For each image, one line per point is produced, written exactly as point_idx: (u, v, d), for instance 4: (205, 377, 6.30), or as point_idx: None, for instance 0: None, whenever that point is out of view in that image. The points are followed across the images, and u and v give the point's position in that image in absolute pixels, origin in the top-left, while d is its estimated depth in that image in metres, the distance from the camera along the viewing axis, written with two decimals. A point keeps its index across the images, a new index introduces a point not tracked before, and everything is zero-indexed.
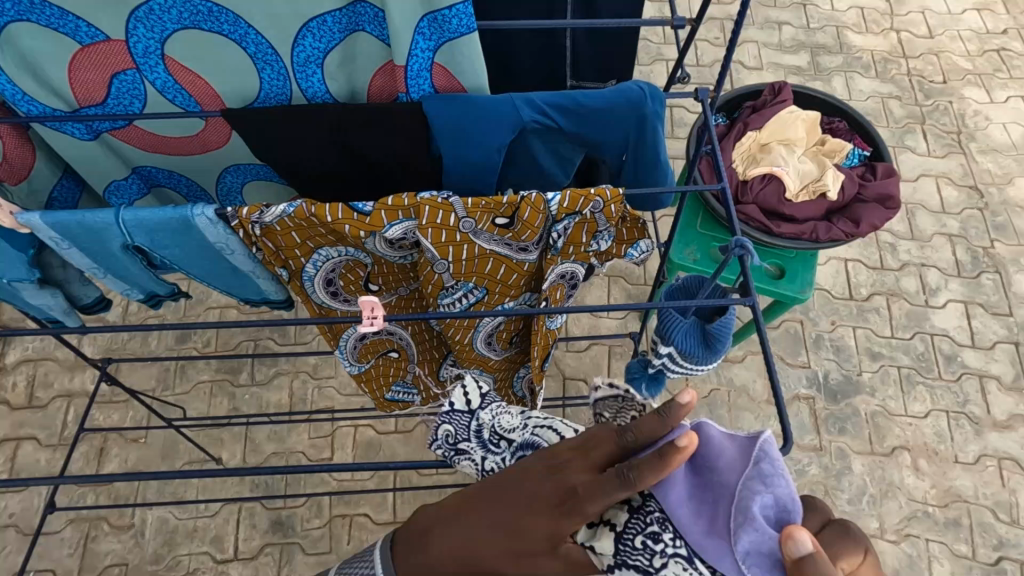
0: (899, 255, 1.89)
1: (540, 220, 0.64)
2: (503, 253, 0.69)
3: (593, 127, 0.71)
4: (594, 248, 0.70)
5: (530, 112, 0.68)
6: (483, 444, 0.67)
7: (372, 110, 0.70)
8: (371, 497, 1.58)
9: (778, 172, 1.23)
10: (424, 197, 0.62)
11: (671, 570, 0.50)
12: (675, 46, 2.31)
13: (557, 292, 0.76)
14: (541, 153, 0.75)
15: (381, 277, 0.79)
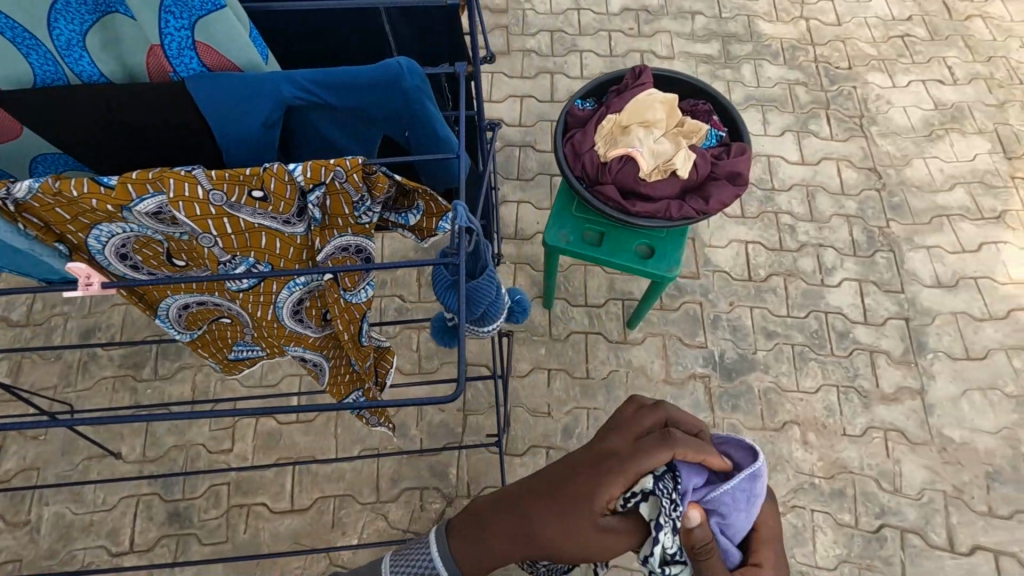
0: (798, 237, 1.94)
1: (289, 190, 0.66)
2: (272, 226, 0.71)
3: (366, 102, 0.73)
4: (364, 220, 0.73)
5: (291, 89, 0.70)
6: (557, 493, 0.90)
7: (152, 90, 0.70)
8: (269, 486, 1.60)
9: (633, 153, 1.27)
10: (168, 170, 0.63)
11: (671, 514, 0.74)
12: (590, 37, 2.35)
13: (347, 265, 0.79)
14: (325, 127, 0.78)
15: (183, 255, 0.81)
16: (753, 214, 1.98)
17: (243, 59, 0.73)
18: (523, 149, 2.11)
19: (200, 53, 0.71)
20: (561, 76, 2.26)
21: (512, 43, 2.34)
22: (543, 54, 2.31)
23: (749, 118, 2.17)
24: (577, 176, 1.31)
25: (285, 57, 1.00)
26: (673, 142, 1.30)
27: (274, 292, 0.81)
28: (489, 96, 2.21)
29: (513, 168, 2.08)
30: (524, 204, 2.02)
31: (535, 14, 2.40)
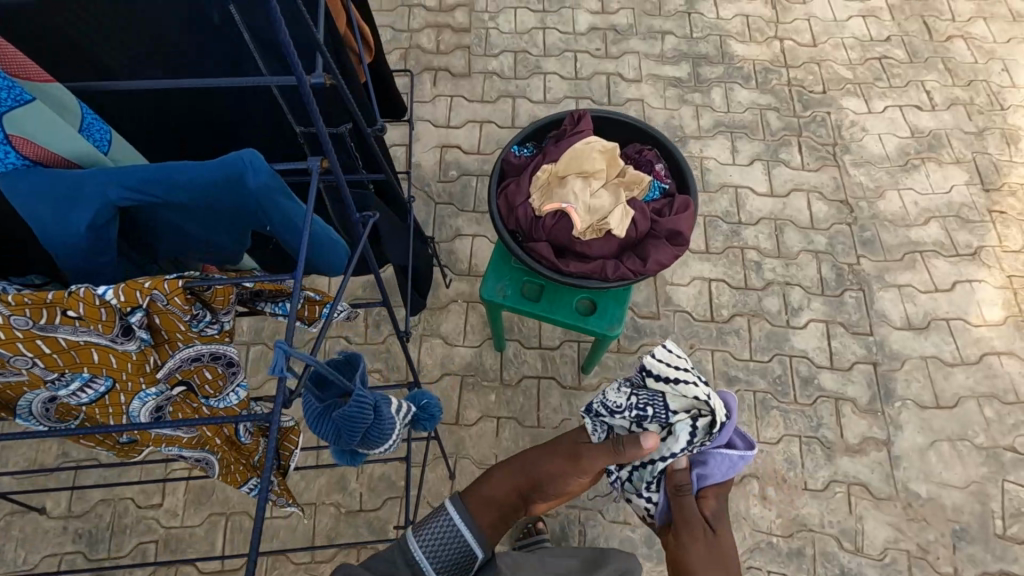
0: (764, 274, 1.86)
1: (104, 314, 0.58)
2: (101, 345, 0.62)
3: (212, 198, 0.65)
4: (211, 330, 0.66)
5: (118, 191, 0.61)
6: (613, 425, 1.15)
7: None
8: (199, 545, 1.53)
9: (568, 208, 1.18)
10: None
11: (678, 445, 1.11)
12: (555, 59, 2.25)
13: (206, 372, 0.71)
14: (174, 223, 0.68)
15: None
16: (718, 250, 1.89)
17: (71, 150, 0.63)
18: (480, 179, 2.03)
19: (16, 146, 0.59)
20: (523, 100, 2.17)
21: (473, 64, 2.25)
22: (505, 76, 2.22)
23: (717, 146, 2.08)
24: (510, 229, 1.23)
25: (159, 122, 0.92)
26: (613, 194, 1.21)
27: (124, 404, 0.70)
28: (447, 121, 2.12)
29: (469, 199, 1.99)
30: (479, 238, 1.93)
31: (498, 34, 2.31)
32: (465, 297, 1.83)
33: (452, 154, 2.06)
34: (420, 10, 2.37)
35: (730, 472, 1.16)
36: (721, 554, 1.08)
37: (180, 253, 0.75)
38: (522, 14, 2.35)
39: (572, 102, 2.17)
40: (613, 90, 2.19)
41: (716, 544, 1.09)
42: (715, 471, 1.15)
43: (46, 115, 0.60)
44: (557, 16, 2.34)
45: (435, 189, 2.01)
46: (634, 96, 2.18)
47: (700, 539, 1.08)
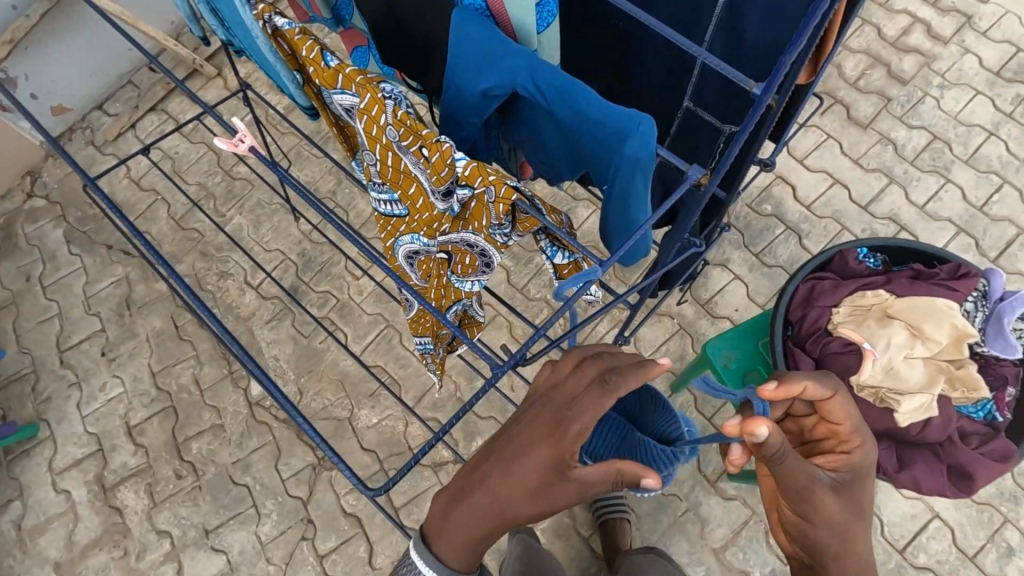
0: (1005, 567, 1.44)
1: (470, 250, 0.73)
2: (469, 237, 0.70)
3: (607, 139, 0.62)
4: (489, 260, 0.74)
5: (550, 104, 0.64)
6: (983, 332, 0.99)
7: (485, 32, 0.64)
8: (360, 326, 1.79)
9: (866, 352, 0.97)
10: (439, 142, 0.60)
11: (978, 305, 0.99)
12: (973, 171, 1.82)
13: (468, 262, 0.76)
14: (551, 151, 0.73)
15: (387, 174, 0.71)
16: (974, 497, 1.49)
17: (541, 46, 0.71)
18: (787, 232, 1.80)
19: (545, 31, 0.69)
20: (899, 189, 1.82)
21: (879, 119, 1.91)
22: (902, 153, 1.86)
23: None
24: (788, 318, 1.07)
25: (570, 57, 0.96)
26: (927, 375, 0.97)
27: (434, 261, 0.80)
28: (804, 157, 1.88)
29: (761, 242, 1.79)
30: (739, 283, 1.76)
31: (933, 106, 1.91)
32: (681, 321, 1.72)
33: (781, 190, 1.84)
34: (872, 31, 2.03)
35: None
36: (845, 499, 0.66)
37: (529, 149, 0.78)
38: (978, 103, 1.90)
39: (951, 227, 1.76)
40: (1012, 251, 1.72)
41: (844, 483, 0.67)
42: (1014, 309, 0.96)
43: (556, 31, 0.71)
44: (1017, 131, 1.85)
45: (738, 210, 1.83)
46: None
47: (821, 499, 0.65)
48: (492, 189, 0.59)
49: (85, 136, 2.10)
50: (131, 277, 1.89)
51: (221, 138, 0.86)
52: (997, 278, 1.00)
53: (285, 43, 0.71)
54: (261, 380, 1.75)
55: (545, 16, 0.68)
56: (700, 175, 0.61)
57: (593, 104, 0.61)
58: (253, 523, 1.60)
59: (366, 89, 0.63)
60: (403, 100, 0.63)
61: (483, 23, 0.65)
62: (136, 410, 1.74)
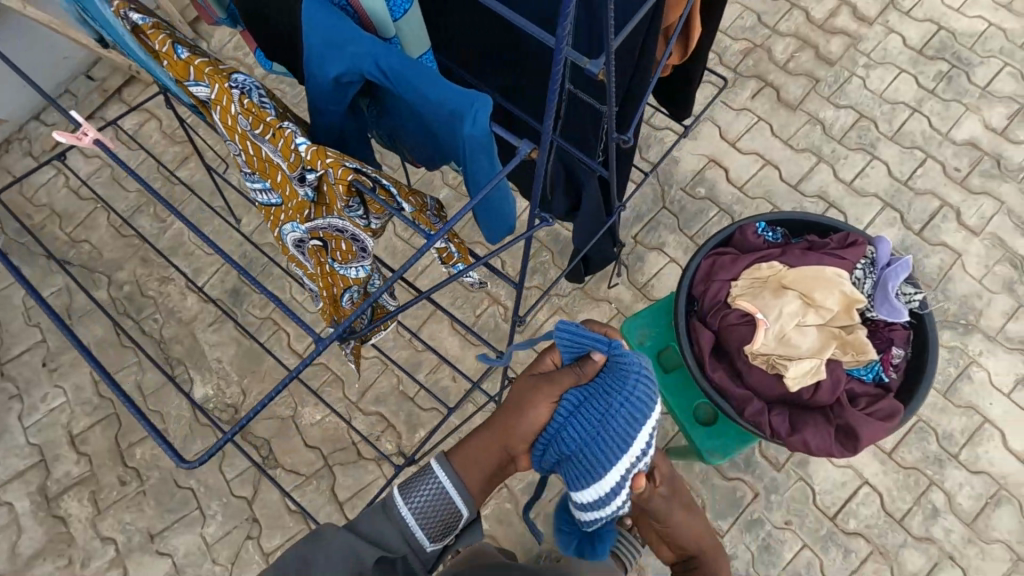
0: (931, 527, 1.48)
1: (342, 236, 0.75)
2: (336, 222, 0.72)
3: (449, 119, 0.64)
4: (363, 246, 0.76)
5: (399, 88, 0.66)
6: (871, 298, 1.03)
7: (333, 22, 0.66)
8: (302, 325, 1.79)
9: (759, 322, 1.00)
10: (284, 128, 0.62)
11: (866, 272, 1.03)
12: (898, 147, 1.87)
13: (344, 248, 0.77)
14: (418, 135, 0.75)
15: (253, 164, 0.72)
16: (901, 462, 1.53)
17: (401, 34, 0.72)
18: (720, 214, 1.83)
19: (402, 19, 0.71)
20: (828, 168, 1.86)
21: (808, 100, 1.95)
22: (830, 132, 1.90)
23: (1007, 362, 1.61)
24: (692, 293, 1.10)
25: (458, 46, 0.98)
26: (818, 341, 1.00)
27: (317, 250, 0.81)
28: (736, 140, 1.91)
29: (695, 224, 1.83)
30: (674, 266, 1.79)
31: (860, 86, 1.96)
32: (619, 306, 1.75)
33: (714, 173, 1.88)
34: (800, 14, 2.07)
35: (906, 267, 1.01)
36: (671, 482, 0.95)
37: (402, 136, 0.80)
38: (902, 81, 1.95)
39: (877, 202, 1.81)
40: (936, 223, 1.77)
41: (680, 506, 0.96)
42: (897, 275, 1.00)
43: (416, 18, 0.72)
44: (939, 107, 1.90)
45: (673, 194, 1.86)
46: (955, 244, 1.74)
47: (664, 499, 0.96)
48: (331, 171, 0.60)
49: (22, 147, 2.08)
50: (71, 286, 1.88)
51: (61, 132, 0.81)
52: (884, 244, 1.04)
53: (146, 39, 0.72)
54: (205, 383, 1.75)
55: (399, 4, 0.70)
56: (530, 150, 0.62)
57: (431, 87, 0.63)
58: (198, 525, 1.60)
59: (216, 80, 0.64)
60: (253, 90, 0.65)
61: (332, 14, 0.66)
62: (78, 419, 1.73)
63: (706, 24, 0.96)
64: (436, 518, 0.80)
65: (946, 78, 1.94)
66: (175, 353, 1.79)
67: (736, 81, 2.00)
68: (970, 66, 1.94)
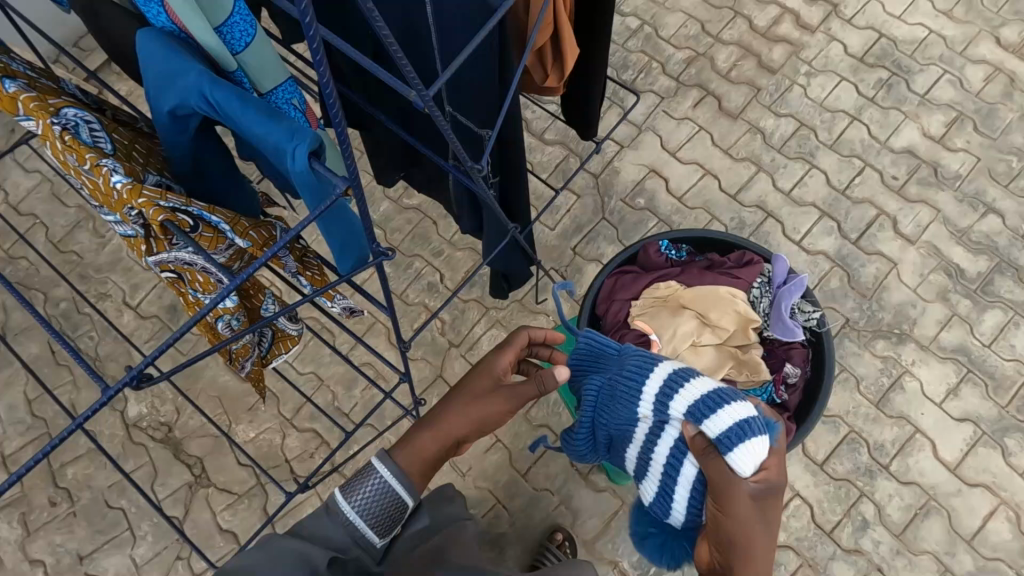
0: (861, 539, 1.48)
1: (192, 269, 0.74)
2: (181, 257, 0.71)
3: (275, 155, 0.64)
4: (215, 278, 0.75)
5: (232, 123, 0.65)
6: (767, 317, 1.03)
7: (164, 59, 0.65)
8: None
9: (653, 342, 1.00)
10: (103, 165, 0.61)
11: (761, 292, 1.03)
12: (837, 155, 1.87)
13: (199, 281, 0.76)
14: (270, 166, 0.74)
15: (96, 197, 0.71)
16: (832, 473, 1.53)
17: (248, 67, 0.72)
18: (660, 225, 1.83)
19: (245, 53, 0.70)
20: (767, 177, 1.86)
21: (749, 109, 1.95)
22: (770, 141, 1.90)
23: (939, 372, 1.61)
24: (595, 313, 1.09)
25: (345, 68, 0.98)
26: (715, 360, 1.00)
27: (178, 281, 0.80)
28: (676, 150, 1.91)
29: (635, 235, 1.82)
30: None
31: (801, 94, 1.96)
32: (557, 319, 1.74)
33: (654, 184, 1.87)
34: (744, 22, 2.07)
35: (800, 286, 1.00)
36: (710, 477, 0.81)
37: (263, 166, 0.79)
38: (843, 89, 1.95)
39: (815, 211, 1.81)
40: (872, 231, 1.77)
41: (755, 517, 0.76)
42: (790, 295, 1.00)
43: (261, 50, 0.72)
44: (879, 115, 1.91)
45: (613, 205, 1.86)
46: (890, 253, 1.74)
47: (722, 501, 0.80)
48: (144, 210, 0.60)
49: None
50: (7, 304, 1.86)
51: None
52: (780, 263, 1.03)
53: None
54: (140, 400, 1.74)
55: (239, 37, 0.69)
56: (344, 186, 0.61)
57: (257, 121, 0.63)
58: (128, 546, 1.59)
59: (40, 114, 0.63)
60: (82, 123, 0.65)
61: (163, 49, 0.66)
62: (11, 440, 1.72)
63: (591, 47, 0.96)
64: (380, 508, 0.82)
65: (887, 85, 1.94)
66: (111, 371, 1.78)
67: (678, 90, 1.99)
68: (909, 74, 1.95)
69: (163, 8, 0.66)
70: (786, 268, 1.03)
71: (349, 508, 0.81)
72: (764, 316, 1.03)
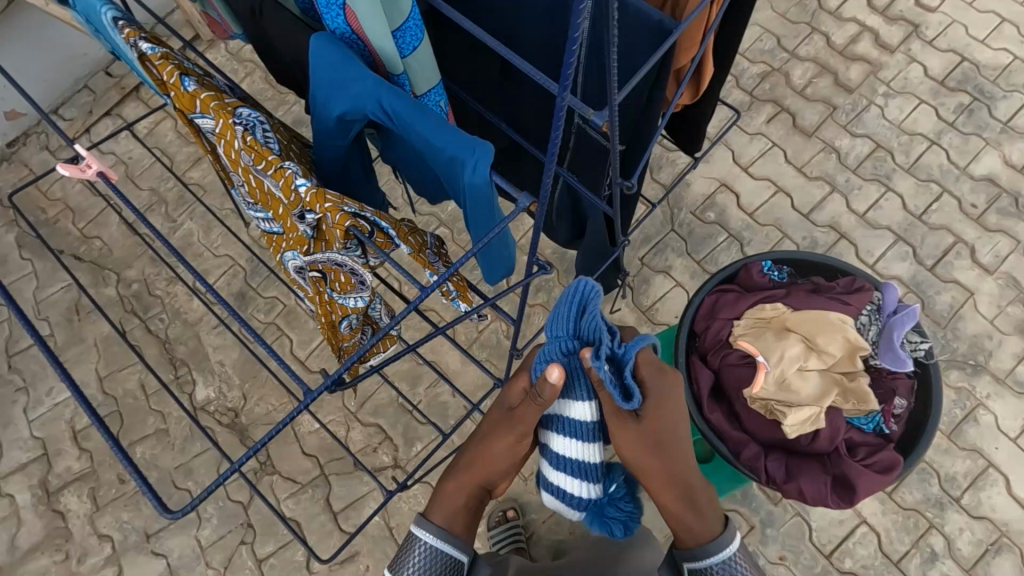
0: (928, 571, 1.46)
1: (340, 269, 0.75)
2: (336, 258, 0.72)
3: (449, 164, 0.64)
4: (360, 278, 0.76)
5: (405, 131, 0.66)
6: (875, 344, 1.02)
7: (338, 63, 0.66)
8: (305, 332, 1.80)
9: (760, 364, 0.99)
10: (285, 169, 0.62)
11: (871, 318, 1.02)
12: (914, 179, 1.84)
13: (342, 279, 0.78)
14: (421, 172, 0.75)
15: (255, 194, 0.73)
16: (901, 502, 1.51)
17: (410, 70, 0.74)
18: (729, 240, 1.82)
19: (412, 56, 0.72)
20: (841, 198, 1.84)
21: (824, 127, 1.93)
22: (845, 161, 1.88)
23: (1015, 406, 1.58)
24: (694, 330, 1.09)
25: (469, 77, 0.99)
26: (821, 386, 0.99)
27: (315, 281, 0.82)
28: (748, 165, 1.89)
29: (704, 249, 1.81)
30: (680, 290, 1.78)
31: (878, 115, 1.93)
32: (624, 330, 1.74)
33: (725, 198, 1.86)
34: (821, 39, 2.04)
35: (914, 315, 0.99)
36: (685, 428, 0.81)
37: (405, 171, 0.80)
38: (921, 112, 1.92)
39: (889, 235, 1.78)
40: (949, 259, 1.74)
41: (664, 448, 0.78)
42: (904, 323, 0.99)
43: (425, 54, 0.73)
44: (958, 140, 1.87)
45: (682, 217, 1.85)
46: (967, 281, 1.71)
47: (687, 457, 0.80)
48: (330, 215, 0.61)
49: (39, 141, 2.11)
50: (81, 282, 1.90)
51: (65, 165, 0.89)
52: (891, 290, 1.02)
53: (152, 68, 0.72)
54: (207, 385, 1.77)
55: (409, 41, 0.71)
56: (528, 202, 0.62)
57: (432, 130, 0.63)
58: (193, 528, 1.62)
59: (220, 114, 0.65)
60: (257, 127, 0.65)
61: (339, 52, 0.66)
62: (81, 415, 1.76)
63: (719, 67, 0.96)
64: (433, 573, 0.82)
65: (968, 111, 1.91)
66: (179, 354, 1.81)
67: (751, 104, 1.98)
68: (991, 100, 1.91)
69: (343, 12, 0.67)
70: (897, 297, 1.02)
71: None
72: (872, 343, 1.02)
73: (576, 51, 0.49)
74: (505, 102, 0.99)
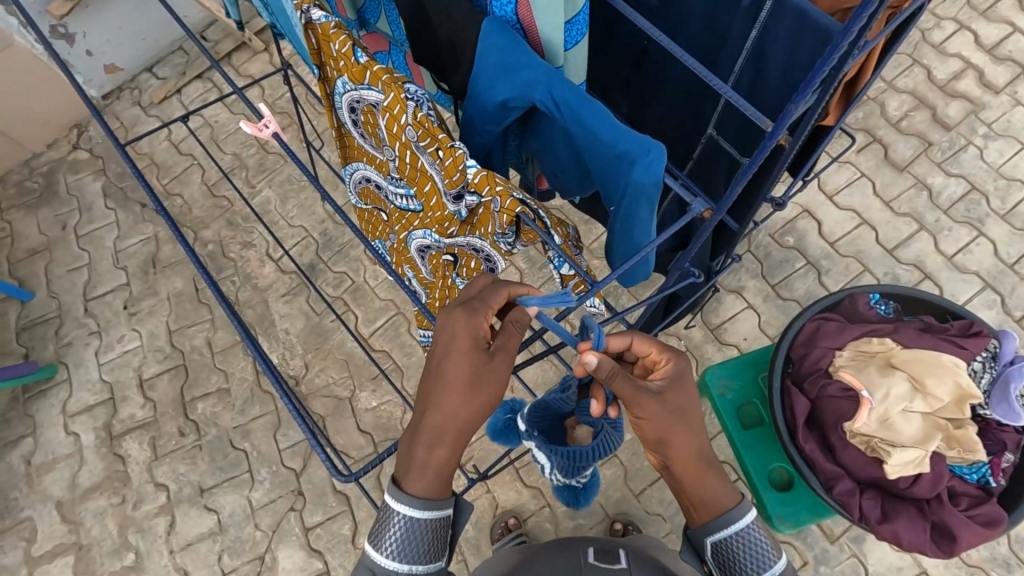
0: None
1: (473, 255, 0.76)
2: (477, 241, 0.73)
3: (614, 160, 0.63)
4: (489, 265, 0.77)
5: (569, 120, 0.65)
6: (988, 393, 0.99)
7: (512, 50, 0.66)
8: (371, 310, 1.82)
9: (863, 399, 0.97)
10: (454, 148, 0.62)
11: (987, 365, 0.99)
12: (1007, 225, 1.77)
13: (470, 263, 0.78)
14: (567, 163, 0.75)
15: (403, 171, 0.73)
16: (966, 558, 1.45)
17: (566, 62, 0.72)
18: (807, 267, 1.78)
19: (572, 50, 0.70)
20: (928, 237, 1.78)
21: (916, 162, 1.87)
22: (936, 201, 1.82)
23: None
24: (790, 355, 1.06)
25: (597, 70, 0.98)
26: (924, 430, 0.96)
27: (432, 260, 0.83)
28: (833, 193, 1.85)
29: (779, 273, 1.77)
30: (751, 312, 1.74)
31: (975, 155, 1.86)
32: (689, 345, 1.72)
33: (806, 224, 1.82)
34: (921, 71, 1.97)
35: None
36: (681, 408, 0.72)
37: (543, 160, 0.80)
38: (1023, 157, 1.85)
39: (975, 281, 1.72)
40: None
41: (678, 413, 0.71)
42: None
43: (584, 48, 0.71)
44: None
45: (759, 239, 1.81)
46: None
47: (695, 456, 0.73)
48: (499, 199, 0.62)
49: (132, 96, 2.17)
50: (159, 237, 1.95)
51: (248, 122, 0.90)
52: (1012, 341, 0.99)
53: (313, 36, 0.71)
54: (272, 350, 1.80)
55: (574, 33, 0.69)
56: (703, 208, 0.65)
57: (604, 125, 0.62)
58: (246, 488, 1.65)
59: (391, 88, 0.65)
60: (425, 103, 0.64)
61: (509, 41, 0.66)
62: (149, 365, 1.81)
63: None
64: (421, 543, 0.70)
65: None
66: (246, 318, 1.85)
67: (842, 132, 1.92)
68: None
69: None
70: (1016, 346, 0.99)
71: (405, 569, 0.70)
72: (986, 390, 0.99)
73: (822, 72, 0.52)
74: (631, 99, 0.97)
